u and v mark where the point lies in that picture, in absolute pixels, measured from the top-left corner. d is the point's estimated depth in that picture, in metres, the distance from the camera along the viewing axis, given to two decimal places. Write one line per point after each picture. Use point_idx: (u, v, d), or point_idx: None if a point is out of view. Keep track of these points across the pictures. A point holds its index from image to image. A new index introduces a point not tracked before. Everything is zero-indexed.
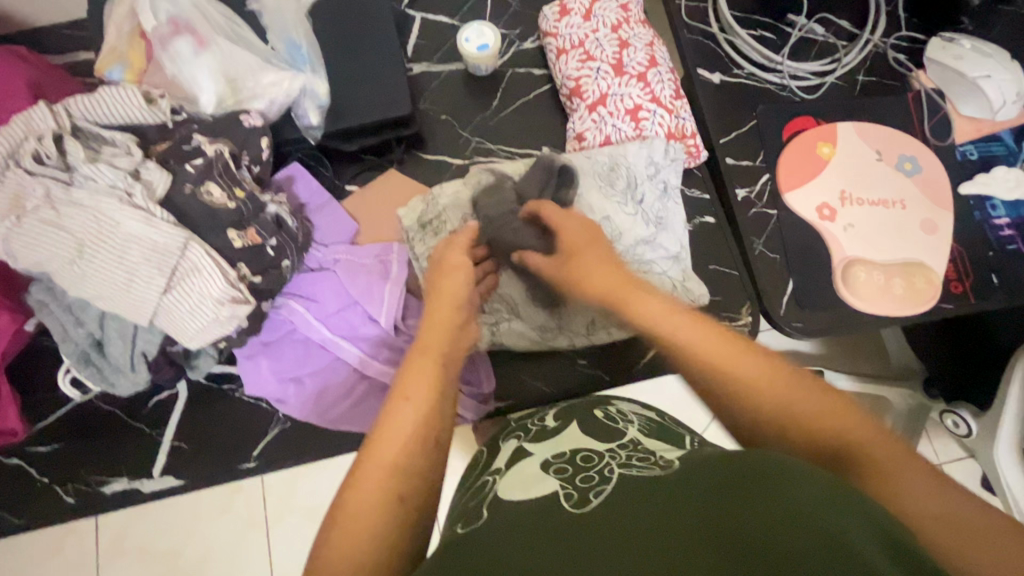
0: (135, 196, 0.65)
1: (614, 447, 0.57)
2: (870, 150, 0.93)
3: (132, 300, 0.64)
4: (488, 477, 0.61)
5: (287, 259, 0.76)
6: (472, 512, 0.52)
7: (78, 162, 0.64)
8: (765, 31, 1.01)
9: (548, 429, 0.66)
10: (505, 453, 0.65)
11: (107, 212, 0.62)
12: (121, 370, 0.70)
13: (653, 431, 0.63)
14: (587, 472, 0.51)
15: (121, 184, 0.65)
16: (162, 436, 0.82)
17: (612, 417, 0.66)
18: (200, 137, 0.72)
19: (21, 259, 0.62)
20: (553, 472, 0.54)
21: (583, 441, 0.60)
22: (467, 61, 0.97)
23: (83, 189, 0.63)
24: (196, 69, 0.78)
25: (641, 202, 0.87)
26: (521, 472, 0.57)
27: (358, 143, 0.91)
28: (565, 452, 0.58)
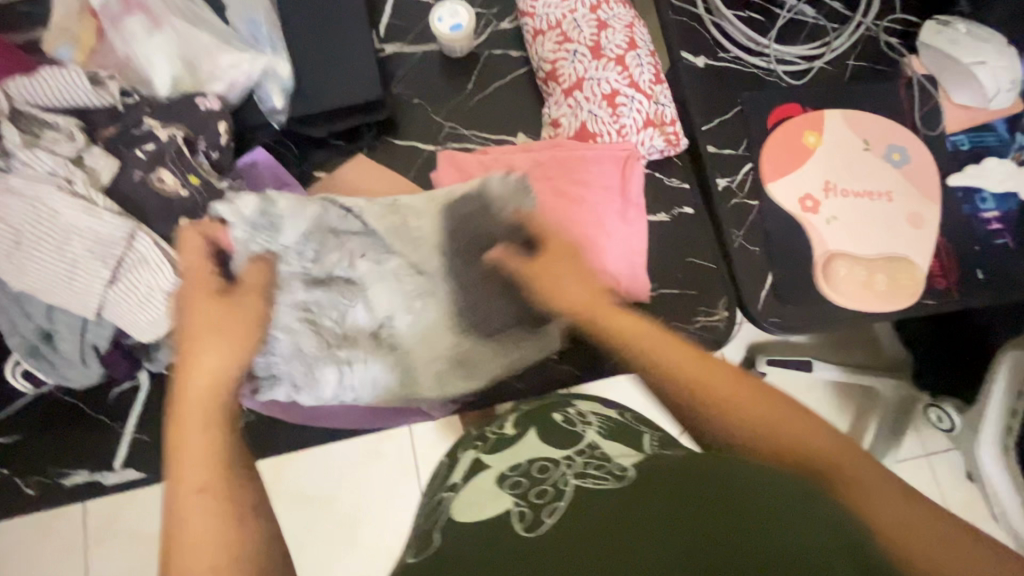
0: (77, 184, 0.62)
1: (572, 453, 0.55)
2: (859, 142, 0.89)
3: (76, 293, 0.61)
4: (444, 493, 0.58)
5: None
6: (426, 536, 0.50)
7: (16, 147, 0.61)
8: (753, 12, 0.96)
9: (505, 438, 0.63)
10: (461, 467, 0.62)
11: (45, 200, 0.60)
12: (73, 363, 0.68)
13: (614, 431, 0.60)
14: (542, 486, 0.50)
15: (61, 171, 0.62)
16: (123, 429, 0.81)
17: (571, 420, 0.63)
18: (152, 120, 0.70)
19: None
20: (508, 488, 0.52)
21: (539, 450, 0.57)
22: (440, 43, 0.93)
23: (22, 177, 0.60)
24: (151, 52, 0.75)
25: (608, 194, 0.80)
26: (478, 488, 0.54)
27: (327, 128, 0.88)
28: (521, 463, 0.56)
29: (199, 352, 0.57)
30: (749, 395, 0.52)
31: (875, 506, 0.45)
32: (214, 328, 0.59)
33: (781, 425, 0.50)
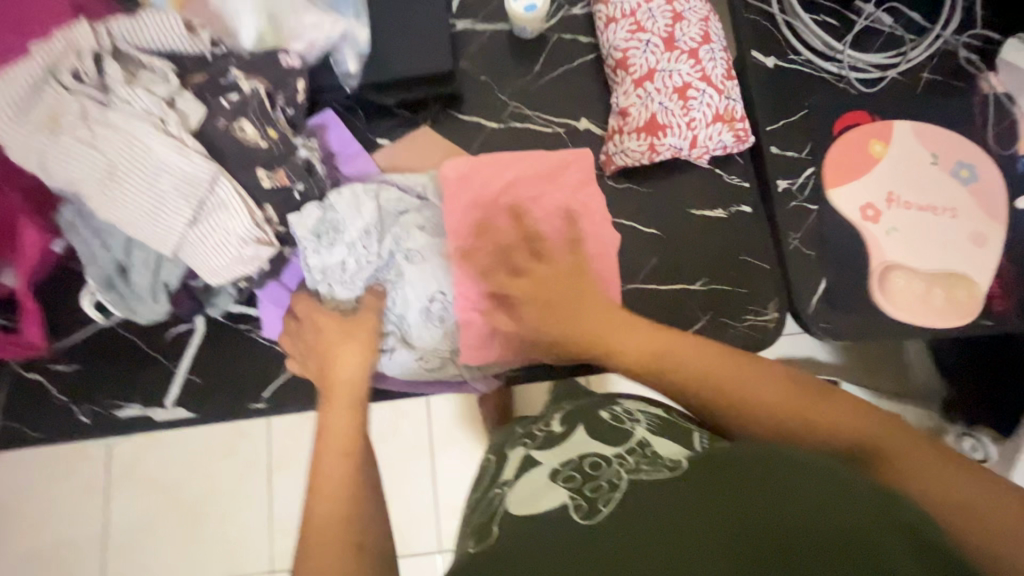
0: (169, 124, 0.64)
1: (624, 452, 0.57)
2: (926, 156, 0.88)
3: (159, 229, 0.64)
4: (497, 488, 0.62)
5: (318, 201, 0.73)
6: (484, 529, 0.54)
7: (116, 84, 0.64)
8: (829, 17, 0.95)
9: (554, 435, 0.65)
10: (513, 461, 0.65)
11: (141, 137, 0.62)
12: (143, 298, 0.71)
13: (663, 427, 0.63)
14: (596, 482, 0.51)
15: (155, 111, 0.64)
16: (177, 368, 0.84)
17: (620, 417, 0.65)
18: (237, 71, 0.72)
19: (57, 176, 0.61)
20: (562, 482, 0.54)
21: (589, 446, 0.60)
22: (512, 21, 0.94)
23: (120, 112, 0.62)
24: (239, 4, 0.77)
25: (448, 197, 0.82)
26: (531, 483, 0.57)
27: (395, 96, 0.90)
28: (573, 458, 0.59)
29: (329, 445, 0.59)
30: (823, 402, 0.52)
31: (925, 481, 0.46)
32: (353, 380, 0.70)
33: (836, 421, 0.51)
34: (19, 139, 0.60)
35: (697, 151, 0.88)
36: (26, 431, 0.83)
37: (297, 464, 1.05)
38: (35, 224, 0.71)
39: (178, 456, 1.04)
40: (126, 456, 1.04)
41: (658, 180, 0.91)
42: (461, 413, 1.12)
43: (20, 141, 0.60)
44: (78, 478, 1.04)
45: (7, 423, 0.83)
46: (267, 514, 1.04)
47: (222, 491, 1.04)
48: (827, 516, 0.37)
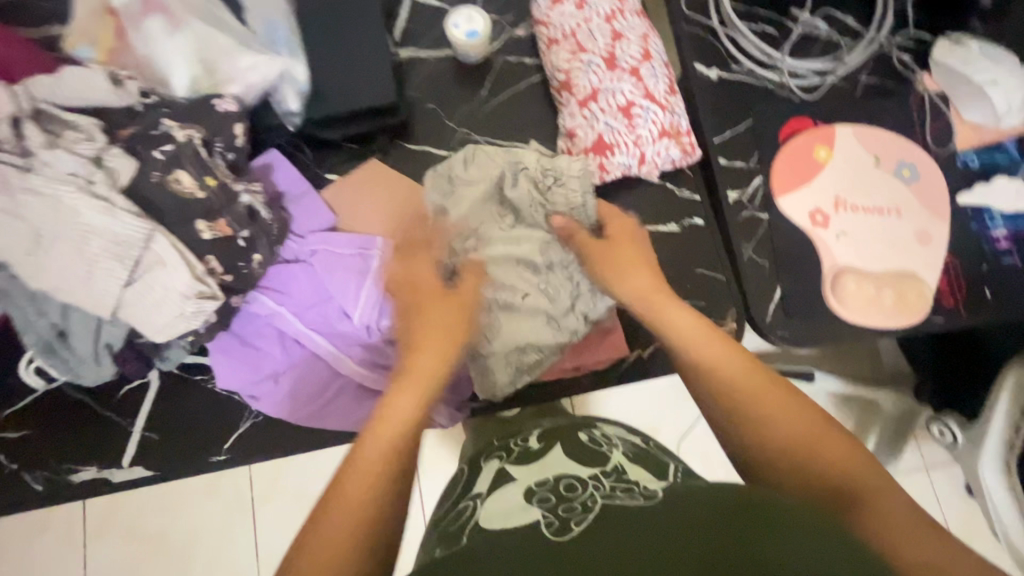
0: (96, 185, 0.62)
1: (598, 472, 0.59)
2: (870, 158, 0.90)
3: (93, 292, 0.62)
4: (468, 501, 0.64)
5: (259, 254, 0.73)
6: (453, 539, 0.57)
7: (37, 147, 0.62)
8: (768, 25, 0.96)
9: (531, 451, 0.69)
10: (486, 474, 0.68)
11: (66, 200, 0.60)
12: (86, 360, 0.69)
13: (638, 456, 0.66)
14: (570, 502, 0.50)
15: (82, 172, 0.62)
16: (132, 426, 0.81)
17: (596, 440, 0.68)
18: (170, 120, 0.70)
19: None
20: (537, 501, 0.53)
21: (565, 467, 0.61)
22: (455, 48, 0.94)
23: (41, 177, 0.60)
24: (169, 52, 0.75)
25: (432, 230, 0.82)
26: (501, 501, 0.59)
27: (343, 130, 0.89)
28: (547, 479, 0.59)
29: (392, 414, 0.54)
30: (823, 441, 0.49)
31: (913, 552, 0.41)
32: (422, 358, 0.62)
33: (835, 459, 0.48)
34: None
35: (647, 168, 0.88)
36: None
37: None
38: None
39: None
40: None
41: (612, 197, 0.91)
42: None
43: None
44: None
45: None
46: None
47: None
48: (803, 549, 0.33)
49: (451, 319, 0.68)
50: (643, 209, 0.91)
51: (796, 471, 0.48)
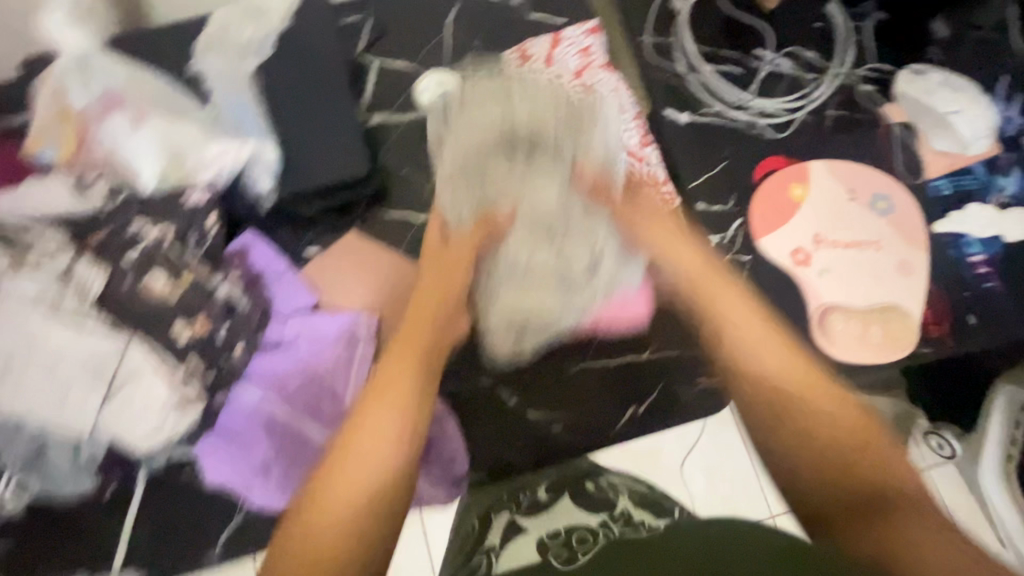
0: (66, 302, 0.62)
1: (607, 520, 0.81)
2: (845, 193, 0.91)
3: (67, 414, 0.62)
4: (480, 556, 0.80)
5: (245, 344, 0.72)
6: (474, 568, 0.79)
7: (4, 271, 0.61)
8: (734, 65, 0.97)
9: (541, 502, 0.82)
10: (496, 527, 0.81)
11: (35, 326, 0.60)
12: (65, 476, 0.67)
13: (642, 500, 0.83)
14: (585, 545, 0.79)
15: (50, 292, 0.61)
16: (121, 529, 0.78)
17: (602, 490, 0.82)
18: (141, 221, 0.69)
19: None
20: (554, 557, 0.78)
21: (570, 518, 0.81)
22: (426, 111, 0.94)
23: (9, 302, 0.61)
24: (136, 148, 0.74)
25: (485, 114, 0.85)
26: (519, 552, 0.80)
27: (313, 205, 0.87)
28: (559, 531, 0.81)
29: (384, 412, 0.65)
30: (844, 423, 0.60)
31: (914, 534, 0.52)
32: (415, 338, 0.72)
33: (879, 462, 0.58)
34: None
35: None
36: None
37: None
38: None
39: None
40: None
41: None
42: None
43: None
44: None
45: None
46: None
47: None
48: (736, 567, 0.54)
49: (446, 318, 0.76)
50: None
51: (822, 458, 0.59)
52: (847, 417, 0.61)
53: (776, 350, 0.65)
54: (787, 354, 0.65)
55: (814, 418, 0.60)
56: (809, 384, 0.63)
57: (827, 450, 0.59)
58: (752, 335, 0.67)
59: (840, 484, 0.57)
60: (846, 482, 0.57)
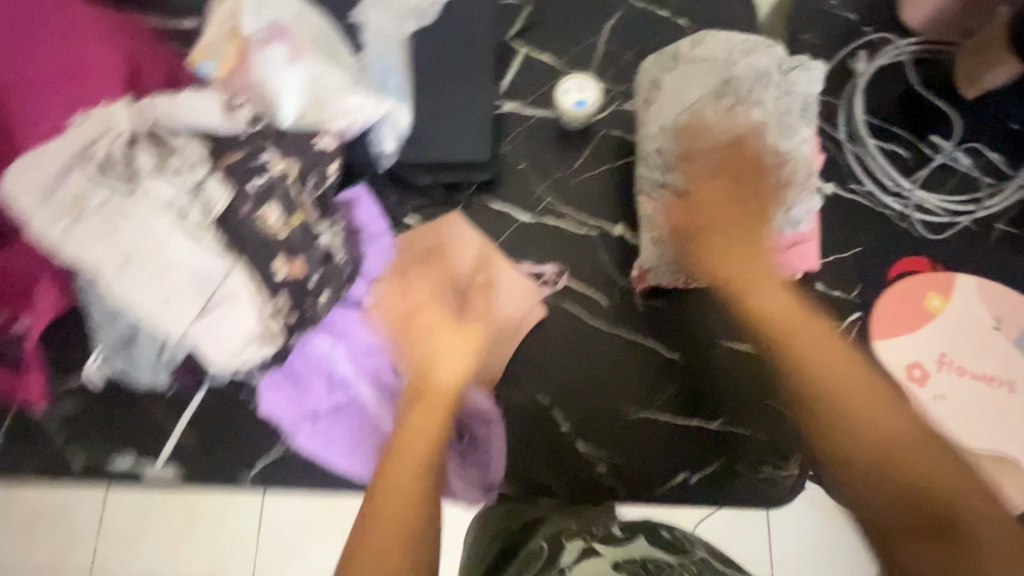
0: (190, 217, 0.64)
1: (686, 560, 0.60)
2: (988, 320, 0.81)
3: (163, 320, 0.63)
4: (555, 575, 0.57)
5: (326, 293, 0.73)
6: None
7: (144, 172, 0.64)
8: (901, 147, 0.88)
9: (615, 535, 0.65)
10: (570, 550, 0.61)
11: (158, 229, 0.62)
12: (144, 368, 0.71)
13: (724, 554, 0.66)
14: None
15: (178, 203, 0.64)
16: (173, 428, 0.83)
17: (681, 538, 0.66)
18: (270, 153, 0.70)
19: (66, 257, 0.60)
20: None
21: (651, 551, 0.61)
22: (560, 112, 0.91)
23: (141, 203, 0.62)
24: (284, 80, 0.76)
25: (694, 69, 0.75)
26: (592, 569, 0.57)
27: (430, 176, 0.87)
28: (635, 557, 0.59)
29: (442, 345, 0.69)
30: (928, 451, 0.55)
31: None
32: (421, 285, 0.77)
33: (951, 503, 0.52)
34: (45, 223, 0.60)
35: None
36: (25, 468, 0.84)
37: None
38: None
39: None
40: None
41: (696, 299, 0.84)
42: None
43: (39, 223, 0.60)
44: None
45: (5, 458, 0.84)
46: None
47: None
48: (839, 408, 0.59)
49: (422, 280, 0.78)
50: (725, 320, 0.84)
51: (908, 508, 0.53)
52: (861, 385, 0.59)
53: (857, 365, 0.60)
54: (848, 365, 0.60)
55: (891, 428, 0.56)
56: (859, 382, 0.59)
57: (931, 464, 0.54)
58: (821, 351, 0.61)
59: (931, 496, 0.52)
60: (903, 468, 0.54)
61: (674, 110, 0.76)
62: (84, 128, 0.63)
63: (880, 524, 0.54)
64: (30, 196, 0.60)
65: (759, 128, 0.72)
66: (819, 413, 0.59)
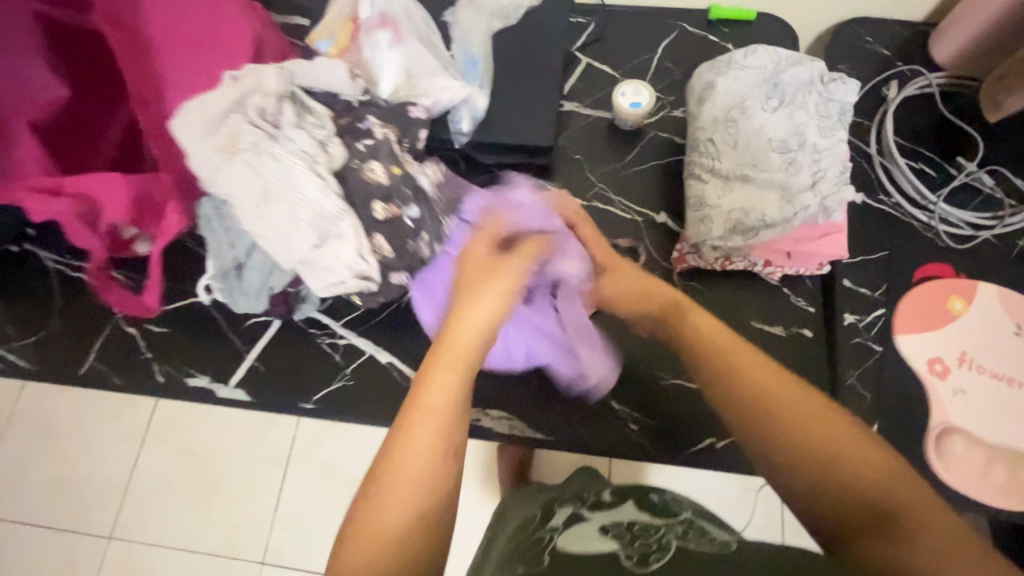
0: (317, 164, 0.75)
1: (670, 522, 0.70)
2: (1008, 325, 0.86)
3: (286, 247, 0.75)
4: (546, 531, 0.69)
5: (424, 234, 0.81)
6: (531, 555, 0.63)
7: (286, 123, 0.76)
8: (927, 166, 0.96)
9: (604, 501, 0.77)
10: (562, 513, 0.75)
11: (294, 172, 0.73)
12: (247, 293, 0.84)
13: (705, 516, 0.75)
14: (646, 539, 0.65)
15: (310, 151, 0.76)
16: (248, 353, 0.93)
17: (664, 502, 0.76)
18: (374, 119, 0.82)
19: (219, 186, 0.73)
20: (611, 536, 0.66)
21: (635, 515, 0.72)
22: (616, 113, 1.02)
23: (282, 147, 0.74)
24: (387, 59, 0.89)
25: (744, 77, 0.86)
26: (578, 532, 0.68)
27: (494, 157, 0.98)
28: (620, 522, 0.70)
29: (441, 373, 0.61)
30: (871, 461, 0.56)
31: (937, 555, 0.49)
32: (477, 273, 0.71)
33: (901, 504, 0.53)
34: (203, 154, 0.72)
35: (772, 268, 0.87)
36: (111, 377, 0.93)
37: (313, 464, 1.25)
38: (125, 209, 0.80)
39: (215, 429, 1.28)
40: (165, 412, 1.29)
41: (730, 284, 0.92)
42: (475, 460, 1.19)
43: (200, 155, 0.72)
44: (119, 426, 1.29)
45: (97, 366, 0.94)
46: (267, 499, 1.24)
47: (234, 469, 1.26)
48: (809, 444, 0.58)
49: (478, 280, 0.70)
50: (755, 306, 0.91)
51: (884, 538, 0.52)
52: (813, 406, 0.60)
53: (774, 375, 0.62)
54: (790, 388, 0.61)
55: (824, 428, 0.58)
56: (754, 361, 0.64)
57: (858, 461, 0.56)
58: (746, 357, 0.65)
59: (845, 492, 0.55)
60: (831, 475, 0.56)
61: (722, 107, 0.86)
62: (240, 81, 0.76)
63: (820, 522, 0.57)
64: (194, 130, 0.72)
65: (798, 130, 0.83)
66: (751, 411, 0.61)
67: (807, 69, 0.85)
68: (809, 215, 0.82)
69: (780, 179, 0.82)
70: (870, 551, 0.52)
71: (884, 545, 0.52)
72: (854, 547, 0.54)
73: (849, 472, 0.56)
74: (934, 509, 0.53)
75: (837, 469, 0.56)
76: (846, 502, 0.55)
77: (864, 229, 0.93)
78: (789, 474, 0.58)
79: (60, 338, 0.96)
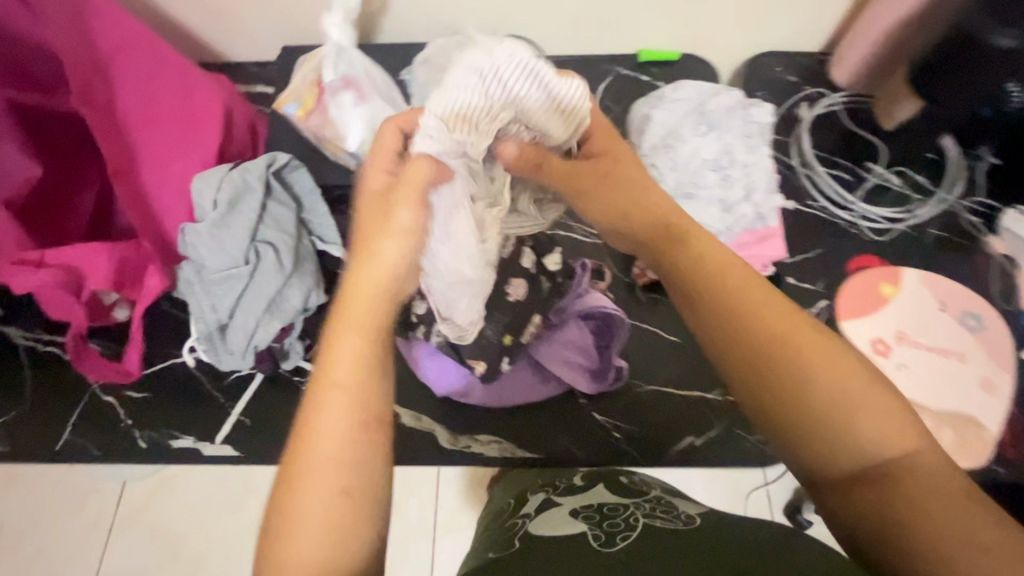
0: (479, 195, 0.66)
1: (639, 501, 0.73)
2: (934, 302, 0.96)
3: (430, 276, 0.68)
4: (518, 519, 0.76)
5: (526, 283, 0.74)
6: (506, 542, 0.69)
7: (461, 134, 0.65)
8: (844, 172, 1.08)
9: (575, 487, 0.81)
10: (532, 503, 0.80)
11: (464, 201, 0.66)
12: (233, 353, 0.88)
13: (672, 492, 0.81)
14: (614, 519, 0.67)
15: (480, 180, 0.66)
16: (233, 409, 0.93)
17: (636, 483, 0.81)
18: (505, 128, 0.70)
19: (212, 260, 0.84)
20: (582, 518, 0.69)
21: (607, 497, 0.75)
22: None
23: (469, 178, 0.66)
24: (351, 116, 0.95)
25: (677, 108, 0.97)
26: (550, 517, 0.72)
27: None
28: (591, 503, 0.73)
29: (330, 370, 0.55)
30: (897, 431, 0.56)
31: (946, 520, 0.50)
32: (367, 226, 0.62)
33: (911, 470, 0.54)
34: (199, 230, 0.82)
35: None
36: (88, 449, 0.91)
37: None
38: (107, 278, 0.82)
39: (192, 499, 1.24)
40: (136, 488, 1.24)
41: None
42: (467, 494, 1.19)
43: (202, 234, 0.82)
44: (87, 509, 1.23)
45: (73, 440, 0.92)
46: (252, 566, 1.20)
47: (216, 538, 1.22)
48: (836, 405, 0.56)
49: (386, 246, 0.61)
50: None
51: (894, 504, 0.53)
52: (848, 366, 0.58)
53: (800, 326, 0.60)
54: (819, 345, 0.59)
55: (850, 388, 0.57)
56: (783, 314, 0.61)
57: (873, 426, 0.55)
58: (757, 298, 0.61)
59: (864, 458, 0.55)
60: (844, 437, 0.56)
61: (659, 135, 0.96)
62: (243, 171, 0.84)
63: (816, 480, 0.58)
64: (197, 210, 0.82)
65: (727, 150, 0.94)
66: (761, 360, 0.59)
67: (728, 99, 0.96)
68: (748, 222, 0.92)
69: (718, 193, 0.92)
70: (853, 508, 0.55)
71: (877, 501, 0.54)
72: (855, 507, 0.55)
73: (869, 440, 0.55)
74: (955, 481, 0.53)
75: (858, 434, 0.56)
76: (868, 473, 0.55)
77: (799, 232, 1.04)
78: (811, 429, 0.57)
79: (33, 415, 0.94)
